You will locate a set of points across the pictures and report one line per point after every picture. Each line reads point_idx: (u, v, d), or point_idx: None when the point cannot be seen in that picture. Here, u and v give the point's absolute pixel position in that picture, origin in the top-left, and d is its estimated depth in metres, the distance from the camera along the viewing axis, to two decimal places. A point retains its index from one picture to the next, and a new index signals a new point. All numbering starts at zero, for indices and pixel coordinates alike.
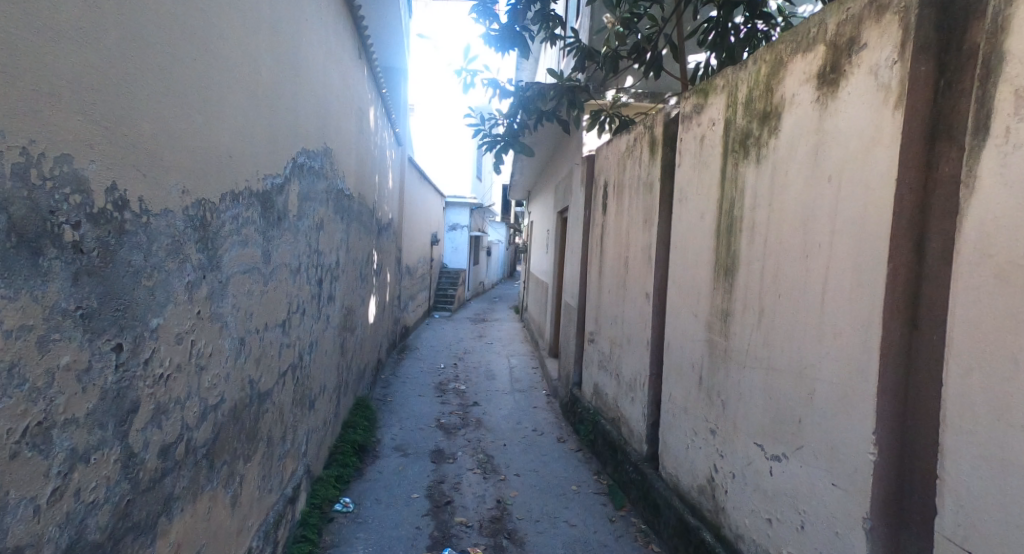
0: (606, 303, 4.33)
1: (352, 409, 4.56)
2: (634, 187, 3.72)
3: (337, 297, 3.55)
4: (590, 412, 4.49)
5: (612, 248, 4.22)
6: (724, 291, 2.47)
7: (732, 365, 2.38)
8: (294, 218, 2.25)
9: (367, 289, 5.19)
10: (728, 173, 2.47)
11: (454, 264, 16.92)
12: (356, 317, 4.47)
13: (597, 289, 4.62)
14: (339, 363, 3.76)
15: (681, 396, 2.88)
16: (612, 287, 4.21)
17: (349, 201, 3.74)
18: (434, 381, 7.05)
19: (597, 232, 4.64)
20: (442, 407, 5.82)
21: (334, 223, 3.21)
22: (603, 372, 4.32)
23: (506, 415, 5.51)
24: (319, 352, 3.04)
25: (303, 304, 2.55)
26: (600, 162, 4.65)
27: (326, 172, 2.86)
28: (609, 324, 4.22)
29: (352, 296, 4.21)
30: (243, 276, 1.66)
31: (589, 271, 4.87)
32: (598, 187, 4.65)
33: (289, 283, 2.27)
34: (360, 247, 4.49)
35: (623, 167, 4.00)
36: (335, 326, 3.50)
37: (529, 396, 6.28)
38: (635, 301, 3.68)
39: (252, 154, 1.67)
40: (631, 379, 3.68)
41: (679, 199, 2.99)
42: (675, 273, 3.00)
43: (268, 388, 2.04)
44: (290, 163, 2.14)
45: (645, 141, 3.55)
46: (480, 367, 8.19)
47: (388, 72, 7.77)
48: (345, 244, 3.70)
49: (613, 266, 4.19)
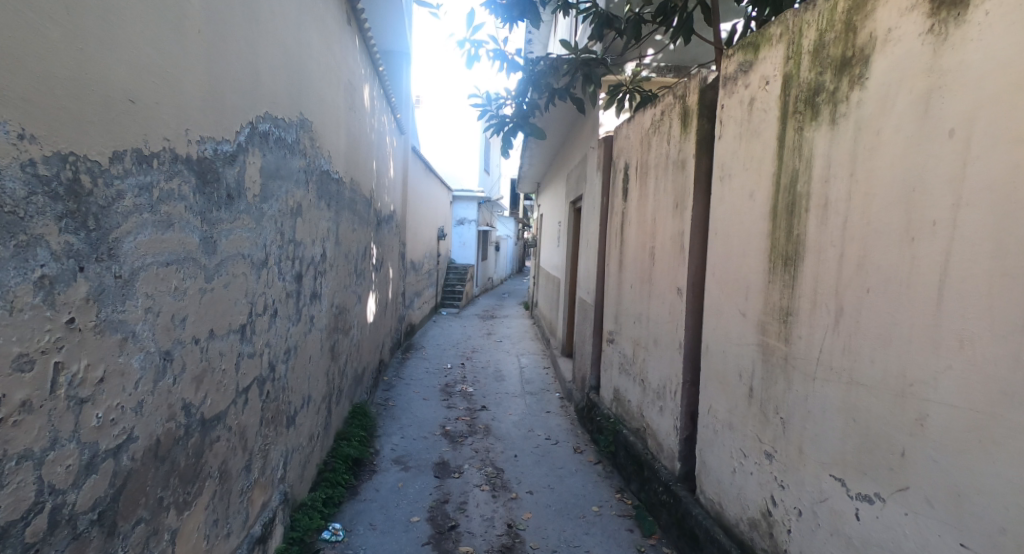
0: (628, 300, 3.90)
1: (348, 418, 4.17)
2: (661, 168, 3.27)
3: (325, 296, 3.14)
4: (610, 421, 4.06)
5: (634, 239, 3.77)
6: (784, 286, 2.02)
7: (795, 376, 1.94)
8: (256, 199, 1.84)
9: (365, 286, 4.79)
10: (788, 139, 2.02)
11: (461, 260, 16.50)
12: (350, 317, 4.06)
13: (616, 285, 4.19)
14: (329, 369, 3.36)
15: (724, 411, 2.44)
16: (635, 282, 3.77)
17: (338, 188, 3.33)
18: (439, 384, 6.65)
19: (616, 221, 4.20)
20: (448, 412, 5.41)
21: (317, 211, 2.80)
22: (625, 377, 3.88)
23: (517, 422, 5.08)
24: (301, 359, 2.64)
25: (274, 304, 2.14)
26: (620, 144, 4.20)
27: (304, 148, 2.44)
28: (632, 323, 3.79)
29: (345, 294, 3.80)
30: (165, 268, 1.24)
31: (607, 265, 4.44)
32: (617, 171, 4.20)
33: (252, 279, 1.86)
34: (354, 240, 4.09)
35: (647, 145, 3.55)
36: (322, 329, 3.10)
37: (541, 400, 5.87)
38: (663, 297, 3.24)
39: (178, 107, 1.26)
40: (659, 386, 3.25)
41: (721, 177, 2.54)
42: (716, 264, 2.55)
43: (222, 411, 1.64)
44: (246, 129, 1.72)
45: (676, 113, 3.10)
46: (489, 367, 7.78)
47: (390, 56, 7.34)
48: (334, 236, 3.29)
49: (636, 257, 3.75)
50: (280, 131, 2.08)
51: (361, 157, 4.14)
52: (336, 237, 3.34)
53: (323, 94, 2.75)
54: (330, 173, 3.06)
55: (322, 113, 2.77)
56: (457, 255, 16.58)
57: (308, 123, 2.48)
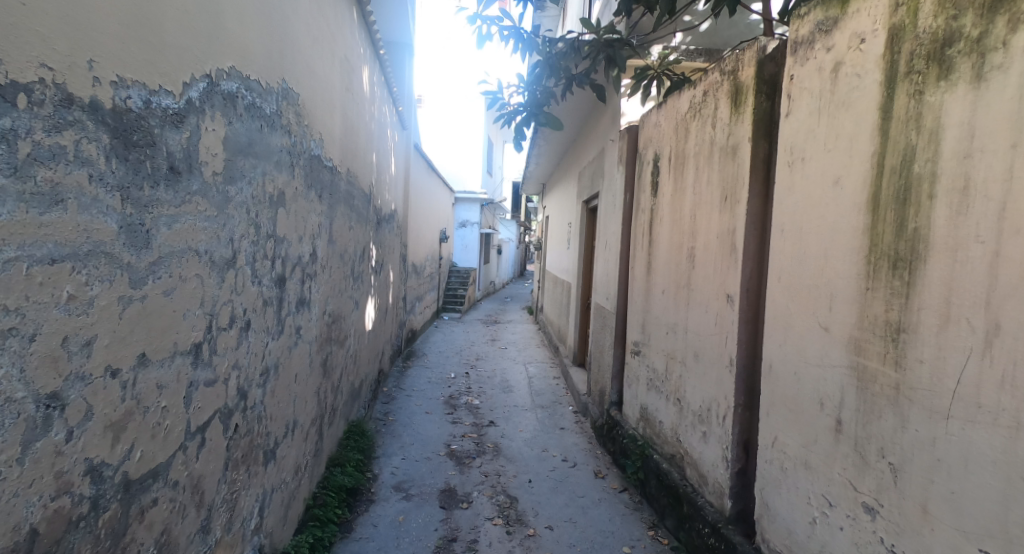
0: (659, 308, 3.47)
1: (343, 441, 3.74)
2: (705, 157, 2.85)
3: (316, 303, 2.72)
4: (636, 444, 3.63)
5: (667, 239, 3.35)
6: (893, 296, 1.59)
7: (915, 413, 1.50)
8: (218, 179, 1.41)
9: (364, 291, 4.39)
10: (898, 108, 1.59)
11: (464, 263, 16.09)
12: (346, 325, 3.64)
13: (643, 291, 3.76)
14: (320, 387, 2.94)
15: (798, 447, 2.00)
16: (667, 287, 3.34)
17: (333, 179, 2.91)
18: (443, 396, 6.22)
19: (643, 220, 3.77)
20: (453, 429, 4.99)
21: (306, 203, 2.38)
22: (656, 395, 3.45)
23: (530, 442, 4.66)
24: (284, 379, 2.20)
25: (246, 313, 1.71)
26: (648, 133, 3.78)
27: (288, 125, 2.02)
28: (665, 334, 3.36)
29: (340, 300, 3.37)
30: (50, 266, 0.82)
31: (632, 269, 4.02)
32: (644, 165, 3.78)
33: (212, 283, 1.43)
34: (351, 241, 3.66)
35: (684, 132, 3.13)
36: (312, 342, 2.68)
37: (554, 414, 5.44)
38: (706, 306, 2.81)
39: (72, 20, 0.84)
40: (701, 408, 2.81)
41: (790, 163, 2.11)
42: (783, 269, 2.13)
43: (165, 464, 1.21)
44: (204, 83, 1.30)
45: (724, 92, 2.68)
46: (496, 376, 7.35)
47: (394, 48, 6.93)
48: (327, 234, 2.86)
49: (669, 260, 3.32)
50: (254, 97, 1.65)
51: (359, 148, 3.73)
52: (329, 235, 2.92)
53: (313, 64, 2.33)
54: (323, 161, 2.64)
55: (312, 87, 2.34)
56: (460, 258, 16.16)
57: (293, 95, 2.06)
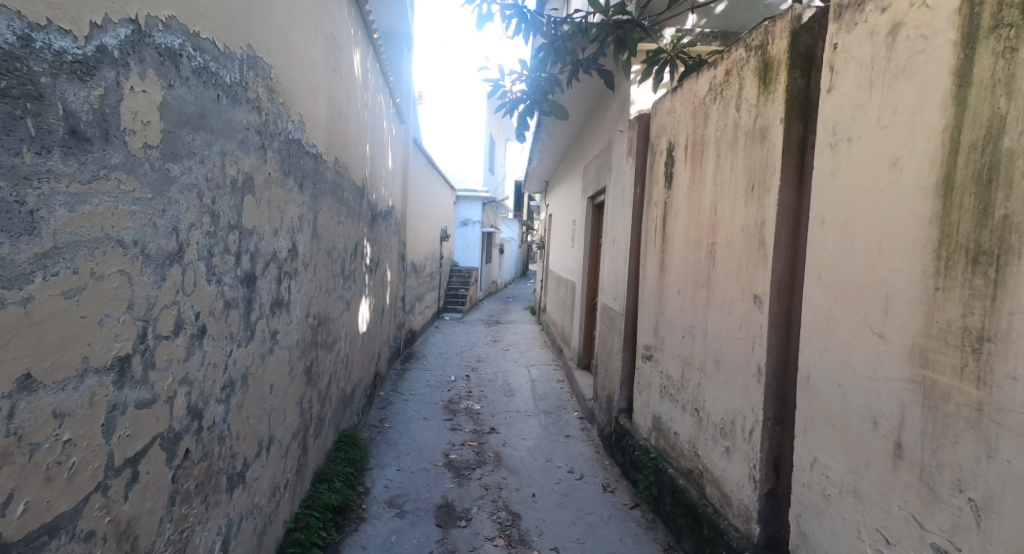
0: (673, 310, 3.20)
1: (332, 453, 3.48)
2: (727, 143, 2.58)
3: (297, 305, 2.45)
4: (649, 456, 3.36)
5: (683, 235, 3.08)
6: (973, 298, 1.32)
7: (1005, 440, 1.24)
8: (153, 153, 1.15)
9: (356, 291, 4.13)
10: (979, 71, 1.33)
11: (465, 263, 15.85)
12: (335, 328, 3.38)
13: (655, 291, 3.49)
14: (304, 397, 2.68)
15: (843, 471, 1.73)
16: (683, 287, 3.07)
17: (317, 168, 2.65)
18: (442, 400, 5.97)
19: (657, 214, 3.51)
20: (452, 437, 4.73)
21: (282, 192, 2.11)
22: (671, 404, 3.18)
23: (533, 451, 4.41)
24: (255, 392, 1.94)
25: (201, 317, 1.45)
26: (661, 121, 3.51)
27: (256, 100, 1.76)
28: (681, 338, 3.09)
29: (327, 301, 3.11)
30: None
31: (643, 267, 3.75)
32: (657, 155, 3.52)
33: (147, 281, 1.17)
34: (340, 238, 3.39)
35: (703, 117, 2.86)
36: (292, 348, 2.42)
37: (558, 421, 5.19)
38: (728, 308, 2.54)
39: None
40: (724, 421, 2.55)
41: (831, 144, 1.85)
42: (825, 266, 1.86)
43: (70, 512, 0.95)
44: (128, 30, 1.04)
45: (750, 70, 2.41)
46: (497, 380, 7.09)
47: (392, 38, 6.67)
48: (310, 229, 2.60)
49: (686, 258, 3.05)
50: (209, 61, 1.39)
51: (349, 136, 3.46)
52: (313, 229, 2.66)
53: (290, 35, 2.07)
54: (304, 146, 2.38)
55: (288, 61, 2.08)
56: (461, 258, 15.91)
57: (263, 67, 1.80)
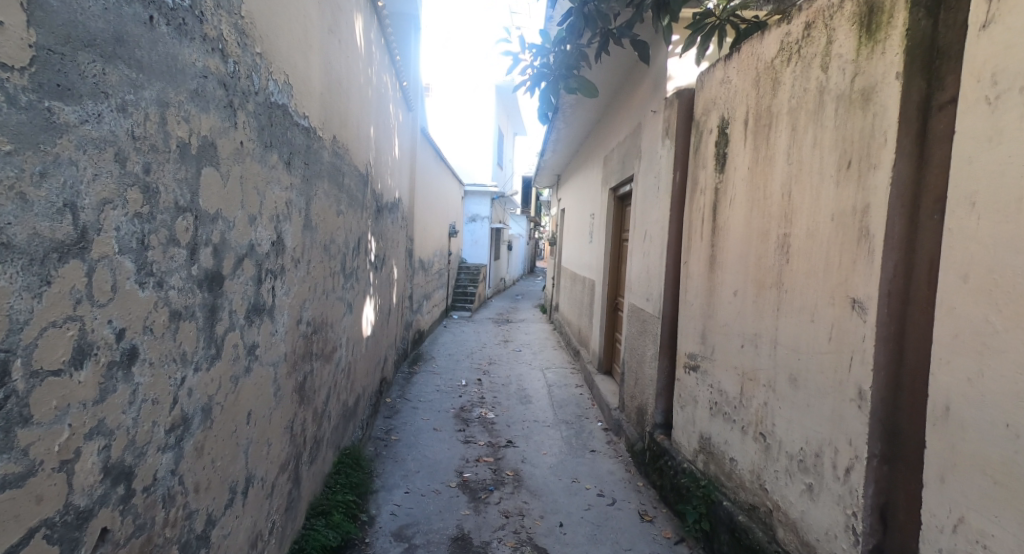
0: (729, 315, 2.75)
1: (333, 478, 3.07)
2: (809, 111, 2.11)
3: (284, 311, 2.02)
4: (698, 484, 2.92)
5: (742, 227, 2.62)
6: None
7: None
8: (10, 74, 0.72)
9: (359, 291, 3.70)
10: None
11: (474, 260, 15.41)
12: (334, 335, 2.95)
13: (705, 292, 3.04)
14: (295, 419, 2.25)
15: (1017, 544, 1.27)
16: (742, 289, 2.62)
17: (310, 145, 2.21)
18: (453, 409, 5.55)
19: (706, 203, 3.05)
20: (466, 453, 4.31)
21: (260, 168, 1.67)
22: (726, 425, 2.73)
23: (556, 470, 4.00)
24: (224, 426, 1.50)
25: (129, 335, 1.00)
26: (710, 95, 3.05)
27: (218, 38, 1.31)
28: (739, 347, 2.64)
29: (325, 304, 2.67)
30: None
31: (688, 264, 3.29)
32: (707, 134, 3.05)
33: (7, 287, 0.73)
34: (340, 231, 2.96)
35: (772, 83, 2.40)
36: (279, 364, 1.98)
37: (581, 435, 4.76)
38: (808, 314, 2.09)
39: None
40: (804, 453, 2.10)
41: (987, 98, 1.38)
42: (976, 263, 1.40)
43: None
44: None
45: (843, 17, 1.94)
46: (511, 385, 6.66)
47: (398, 19, 6.13)
48: (302, 218, 2.16)
49: (745, 254, 2.60)
50: None
51: (350, 113, 3.02)
52: (305, 218, 2.22)
53: None
54: (292, 115, 1.94)
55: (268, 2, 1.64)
56: (469, 255, 15.47)
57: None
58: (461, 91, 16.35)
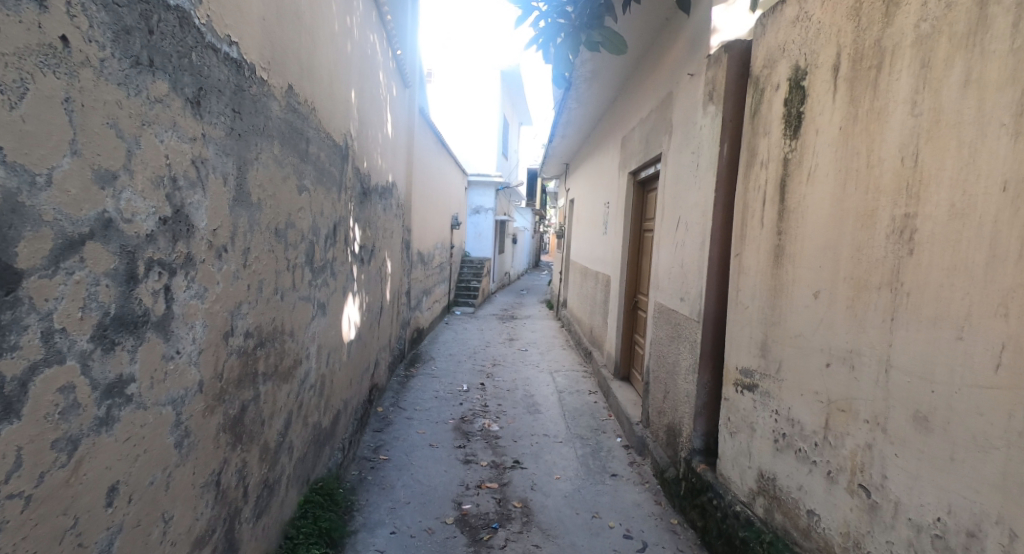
0: (804, 323, 2.13)
1: (296, 523, 2.46)
2: (957, 35, 1.48)
3: (197, 320, 1.40)
4: (757, 537, 2.30)
5: (828, 208, 1.99)
6: None
7: None
8: None
9: (336, 289, 3.09)
10: None
11: (477, 253, 14.77)
12: (296, 345, 2.34)
13: (767, 292, 2.41)
14: (227, 468, 1.65)
15: None
16: (825, 290, 2.00)
17: (244, 87, 1.60)
18: (452, 421, 4.97)
19: (770, 179, 2.42)
20: (467, 478, 3.73)
21: (126, 99, 1.04)
22: (800, 466, 2.12)
23: (571, 500, 3.40)
24: (43, 523, 0.90)
25: None
26: (774, 41, 2.41)
27: None
28: (821, 366, 2.01)
29: (278, 307, 2.06)
30: None
31: (742, 257, 2.66)
32: (772, 90, 2.42)
33: None
34: (302, 213, 2.34)
35: (881, 7, 1.75)
36: (190, 398, 1.37)
37: (599, 454, 4.18)
38: (952, 329, 1.47)
39: None
40: (940, 527, 1.48)
41: None
42: None
43: None
44: None
45: None
46: (518, 391, 6.07)
47: None
48: (229, 188, 1.54)
49: (831, 244, 1.98)
50: None
51: (317, 64, 2.40)
52: (235, 189, 1.59)
53: None
54: (201, 31, 1.32)
55: None
56: (473, 248, 14.85)
57: None
58: (464, 76, 15.64)
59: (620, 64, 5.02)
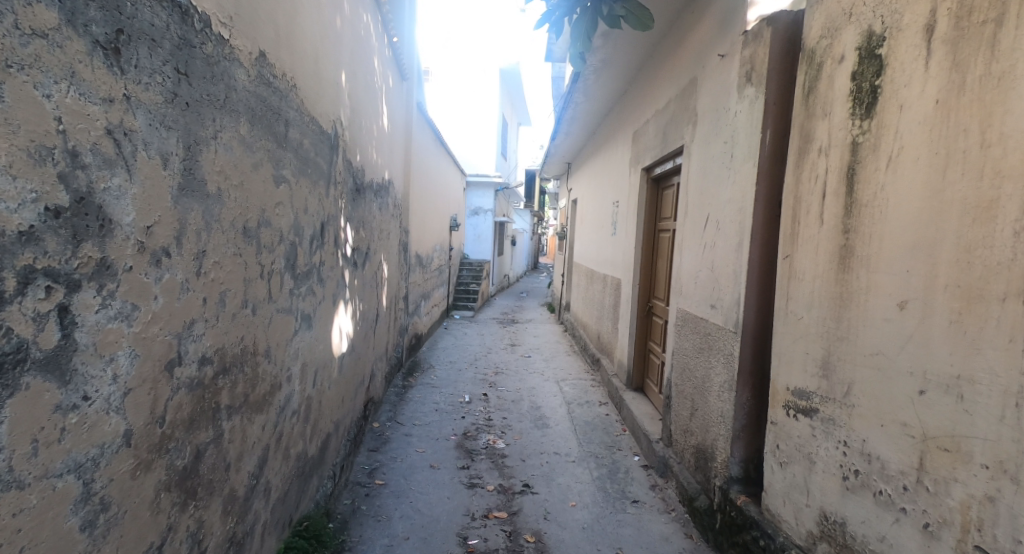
0: (885, 340, 1.78)
1: None
2: None
3: (118, 348, 1.01)
4: None
5: (918, 201, 1.65)
6: None
7: None
8: None
9: (323, 297, 2.72)
10: None
11: (477, 255, 14.43)
12: (274, 366, 1.97)
13: (829, 301, 2.05)
14: (177, 536, 1.29)
15: None
16: (917, 300, 1.66)
17: (196, 43, 1.24)
18: (455, 438, 4.61)
19: (831, 168, 2.06)
20: (472, 505, 3.36)
21: None
22: (884, 514, 1.77)
23: (590, 533, 3.05)
24: None
25: None
26: (835, 7, 2.06)
27: None
28: (912, 393, 1.67)
29: (248, 322, 1.70)
30: None
31: (793, 259, 2.30)
32: (832, 65, 2.06)
33: None
34: (281, 209, 1.98)
35: None
36: (111, 455, 1.01)
37: (616, 476, 3.83)
38: None
39: None
40: None
41: None
42: None
43: None
44: None
45: None
46: (523, 402, 5.72)
47: None
48: (172, 171, 1.16)
49: (922, 245, 1.64)
50: None
51: (299, 35, 2.04)
52: (183, 172, 1.21)
53: None
54: None
55: None
56: (472, 250, 14.50)
57: None
58: (462, 75, 15.31)
59: (635, 51, 4.69)
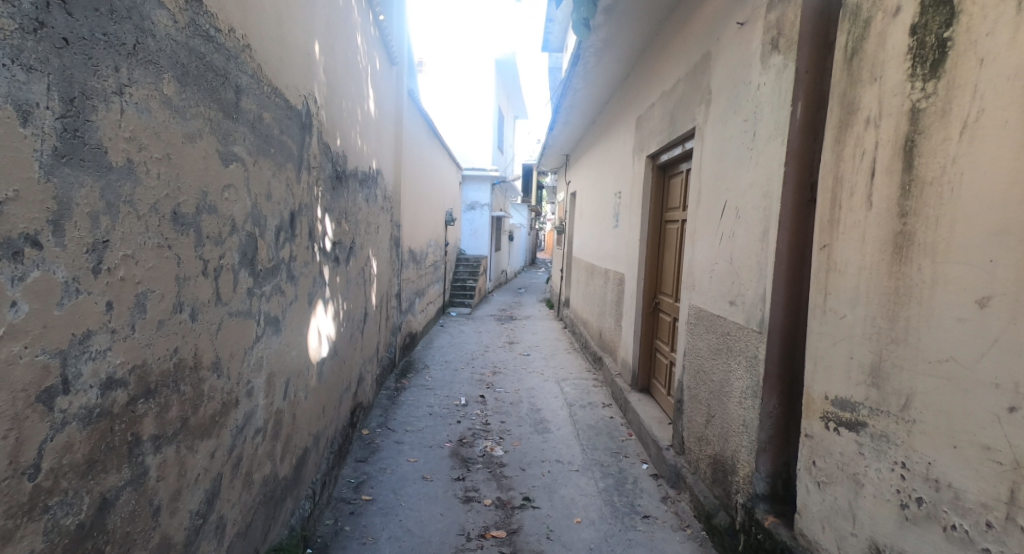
0: (960, 345, 1.49)
1: None
2: None
3: None
4: None
5: (1007, 178, 1.39)
6: None
7: None
8: None
9: (295, 296, 2.42)
10: None
11: (473, 251, 14.12)
12: (226, 380, 1.67)
13: (880, 297, 1.76)
14: None
15: None
16: (1005, 296, 1.38)
17: None
18: (450, 444, 4.31)
19: (882, 141, 1.76)
20: (468, 523, 3.08)
21: None
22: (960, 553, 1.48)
23: None
24: None
25: None
26: None
27: None
28: (999, 410, 1.39)
29: (186, 330, 1.39)
30: None
31: (833, 250, 2.00)
32: (883, 20, 1.76)
33: None
34: (234, 193, 1.67)
35: None
36: None
37: (624, 487, 3.54)
38: None
39: None
40: None
41: None
42: None
43: None
44: None
45: None
46: (523, 403, 5.43)
47: None
48: (34, 129, 0.89)
49: (1016, 230, 1.37)
50: None
51: None
52: (60, 133, 0.94)
53: None
54: None
55: None
56: (469, 246, 14.19)
57: None
58: (456, 66, 14.96)
59: (640, 28, 4.38)
